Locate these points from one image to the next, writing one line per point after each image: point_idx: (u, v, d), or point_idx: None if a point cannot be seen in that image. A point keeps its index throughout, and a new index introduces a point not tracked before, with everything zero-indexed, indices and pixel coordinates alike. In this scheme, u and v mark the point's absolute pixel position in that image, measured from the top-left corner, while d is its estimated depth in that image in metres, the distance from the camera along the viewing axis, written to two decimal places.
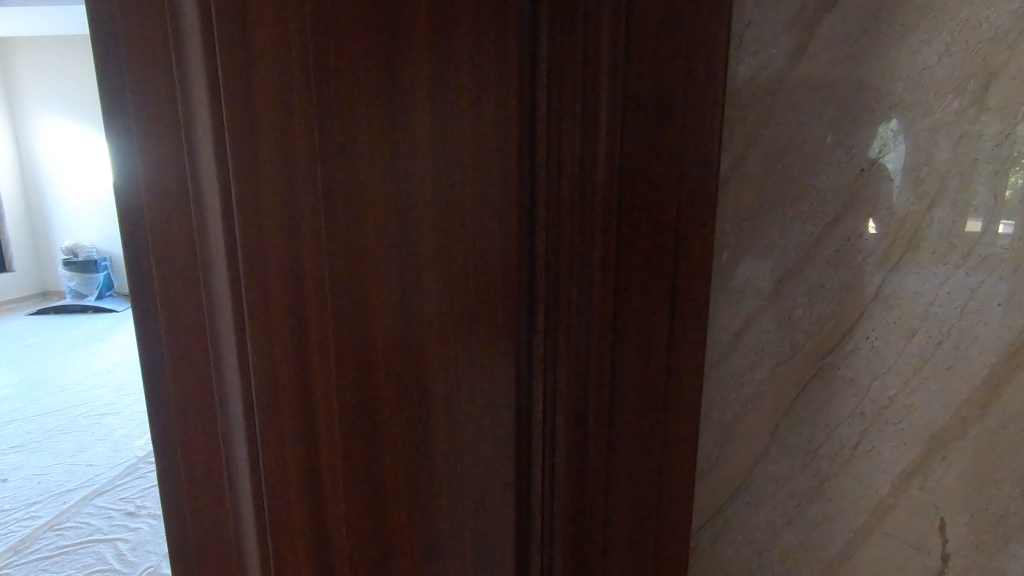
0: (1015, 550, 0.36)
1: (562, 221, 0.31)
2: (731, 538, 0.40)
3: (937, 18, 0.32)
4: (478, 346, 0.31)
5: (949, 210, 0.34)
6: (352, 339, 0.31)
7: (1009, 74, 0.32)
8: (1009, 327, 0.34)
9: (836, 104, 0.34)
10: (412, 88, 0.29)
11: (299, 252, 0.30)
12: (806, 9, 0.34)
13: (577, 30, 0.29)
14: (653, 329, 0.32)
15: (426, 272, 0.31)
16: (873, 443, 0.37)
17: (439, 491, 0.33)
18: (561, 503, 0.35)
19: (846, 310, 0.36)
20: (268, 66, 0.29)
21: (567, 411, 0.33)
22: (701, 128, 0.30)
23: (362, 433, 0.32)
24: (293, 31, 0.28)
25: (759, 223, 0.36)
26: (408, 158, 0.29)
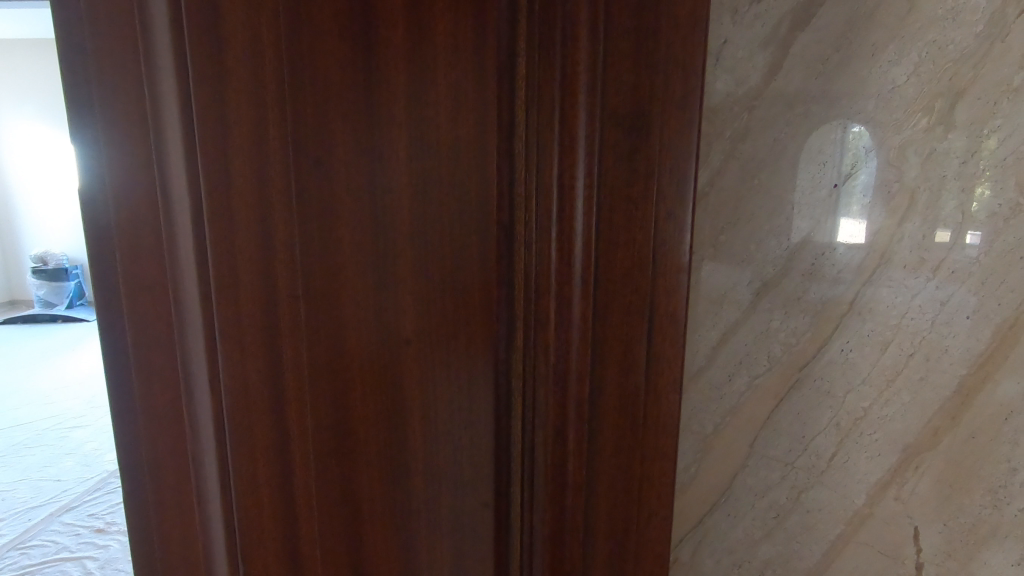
0: (987, 559, 0.37)
1: (542, 236, 0.31)
2: (710, 550, 0.41)
3: (905, 39, 0.33)
4: (455, 365, 0.32)
5: (919, 225, 0.34)
6: (327, 356, 0.31)
7: (975, 93, 0.33)
8: (979, 338, 0.35)
9: (810, 120, 0.35)
10: (389, 104, 0.29)
11: (273, 268, 0.30)
12: (780, 28, 0.34)
13: (556, 46, 0.29)
14: (632, 345, 0.32)
15: (402, 289, 0.31)
16: (849, 454, 0.37)
17: (415, 509, 0.33)
18: (541, 522, 0.34)
19: (821, 323, 0.36)
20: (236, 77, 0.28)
21: (546, 429, 0.33)
22: (680, 143, 0.30)
23: (338, 451, 0.32)
24: (265, 42, 0.28)
25: (735, 237, 0.37)
26: (386, 175, 0.30)
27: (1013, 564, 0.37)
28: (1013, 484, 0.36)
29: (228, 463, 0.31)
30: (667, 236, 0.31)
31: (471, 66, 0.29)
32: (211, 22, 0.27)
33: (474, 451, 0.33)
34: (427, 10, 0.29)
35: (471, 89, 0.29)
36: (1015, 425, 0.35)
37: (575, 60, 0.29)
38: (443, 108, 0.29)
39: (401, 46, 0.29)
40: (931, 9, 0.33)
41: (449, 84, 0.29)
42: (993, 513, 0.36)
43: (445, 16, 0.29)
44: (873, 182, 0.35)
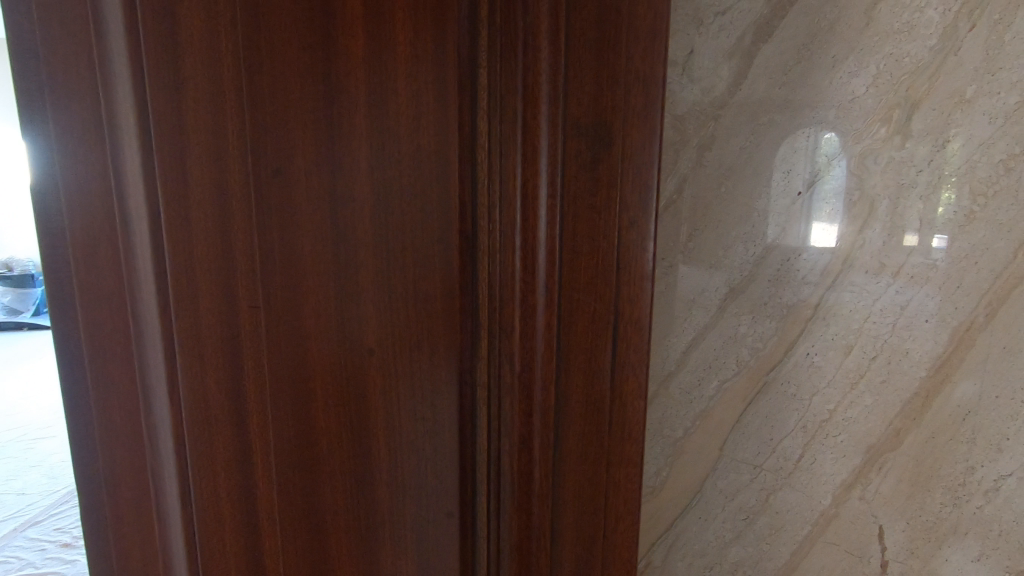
0: (948, 555, 0.38)
1: (506, 246, 0.31)
2: (682, 553, 0.41)
3: (864, 51, 0.34)
4: (419, 375, 0.32)
5: (880, 231, 0.36)
6: (291, 366, 0.31)
7: (930, 104, 0.34)
8: (937, 341, 0.36)
9: (774, 129, 0.35)
10: (351, 113, 0.29)
11: (234, 278, 0.29)
12: (744, 39, 0.35)
13: (518, 57, 0.30)
14: (597, 352, 0.32)
15: (366, 299, 0.31)
16: (815, 455, 0.38)
17: (380, 521, 0.33)
18: (508, 530, 0.34)
19: (787, 327, 0.37)
20: (196, 84, 0.27)
21: (512, 436, 0.33)
22: (642, 154, 0.30)
23: (305, 461, 0.32)
24: (224, 47, 0.27)
25: (704, 243, 0.37)
26: (349, 183, 0.30)
27: (972, 560, 0.38)
28: (971, 481, 0.37)
29: (190, 474, 0.30)
30: (631, 245, 0.31)
31: (431, 77, 0.29)
32: (167, 31, 0.27)
33: (439, 461, 0.33)
34: (390, 20, 0.29)
35: (433, 98, 0.29)
36: (972, 424, 0.37)
37: (536, 71, 0.30)
38: (405, 118, 0.29)
39: (362, 55, 0.29)
40: (887, 22, 0.34)
41: (410, 95, 0.29)
42: (953, 509, 0.38)
43: (407, 25, 0.29)
44: (842, 189, 0.36)
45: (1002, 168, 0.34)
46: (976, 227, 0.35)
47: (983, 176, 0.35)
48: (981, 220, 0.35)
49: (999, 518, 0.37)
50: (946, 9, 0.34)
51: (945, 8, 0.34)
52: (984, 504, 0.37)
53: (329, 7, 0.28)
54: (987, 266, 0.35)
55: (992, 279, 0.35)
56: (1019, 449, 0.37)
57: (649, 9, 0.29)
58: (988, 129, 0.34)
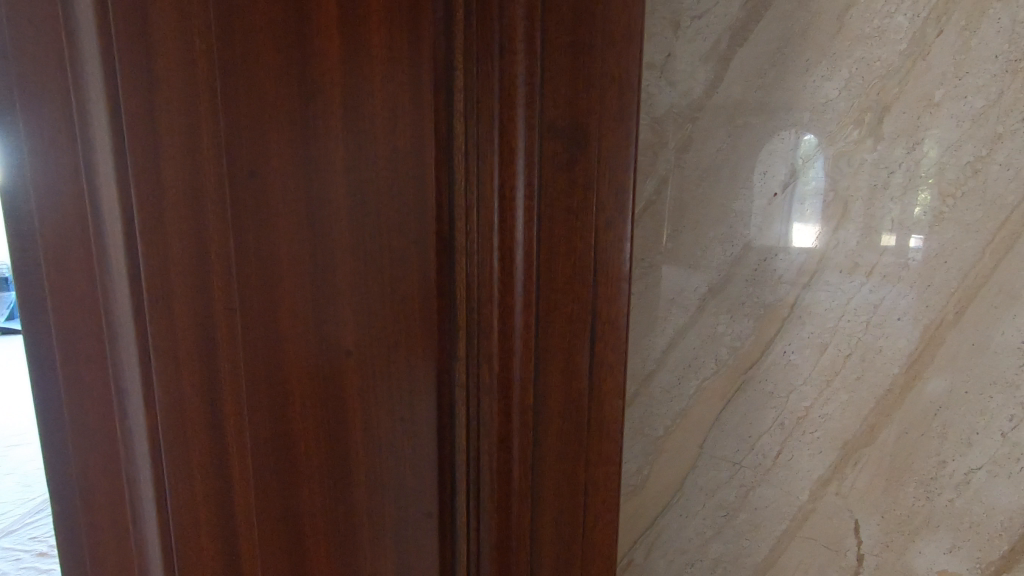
0: (920, 548, 0.39)
1: (483, 247, 0.31)
2: (662, 551, 0.41)
3: (836, 55, 0.35)
4: (397, 376, 0.31)
5: (854, 232, 0.36)
6: (268, 368, 0.30)
7: (900, 108, 0.35)
8: (908, 339, 0.37)
9: (749, 131, 0.36)
10: (326, 115, 0.29)
11: (208, 279, 0.29)
12: (720, 43, 0.36)
13: (494, 59, 0.30)
14: (576, 352, 0.33)
15: (342, 301, 0.31)
16: (792, 451, 0.39)
17: (358, 523, 0.33)
18: (487, 530, 0.34)
19: (765, 325, 0.38)
20: (172, 89, 0.28)
21: (492, 437, 0.33)
22: (617, 157, 0.31)
23: (282, 465, 0.31)
24: (197, 50, 0.27)
25: (682, 243, 0.38)
26: (326, 185, 0.29)
27: (944, 552, 0.39)
28: (942, 475, 0.38)
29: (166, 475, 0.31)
30: (608, 245, 0.32)
31: (405, 79, 0.29)
32: (139, 34, 0.27)
33: (418, 463, 0.33)
34: (364, 21, 0.29)
35: (408, 98, 0.29)
36: (943, 420, 0.38)
37: (513, 73, 0.30)
38: (379, 119, 0.29)
39: (336, 57, 0.29)
40: (858, 27, 0.35)
41: (385, 96, 0.29)
42: (926, 502, 0.39)
43: (381, 26, 0.29)
44: (822, 189, 0.36)
45: (970, 169, 0.35)
46: (945, 227, 0.36)
47: (951, 178, 0.35)
48: (950, 220, 0.36)
49: (971, 511, 0.38)
50: (914, 15, 0.35)
51: (914, 14, 0.35)
52: (955, 497, 0.38)
53: (303, 8, 0.28)
54: (956, 266, 0.36)
55: (960, 278, 0.36)
56: (990, 443, 0.37)
57: (623, 12, 0.30)
58: (955, 131, 0.35)
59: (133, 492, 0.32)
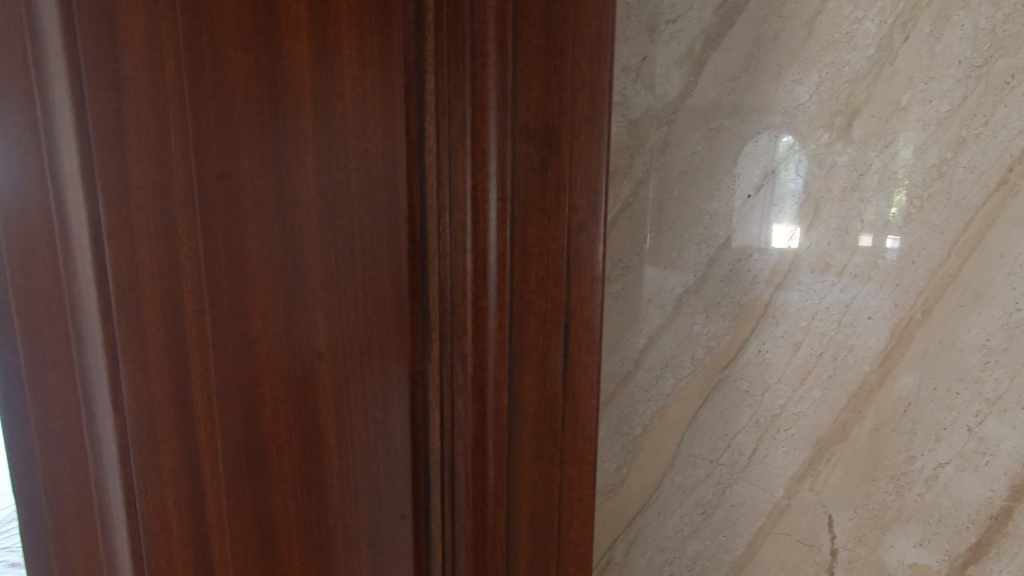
0: (892, 541, 0.39)
1: (456, 249, 0.32)
2: (642, 548, 0.42)
3: (807, 59, 0.36)
4: (370, 378, 0.32)
5: (826, 231, 0.37)
6: (239, 370, 0.30)
7: (869, 111, 0.35)
8: (879, 337, 0.37)
9: (723, 134, 0.37)
10: (295, 117, 0.29)
11: (179, 281, 0.29)
12: (694, 47, 0.37)
13: (466, 62, 0.30)
14: (549, 352, 0.33)
15: (314, 303, 0.30)
16: (768, 449, 0.39)
17: (332, 526, 0.33)
18: (464, 531, 0.34)
19: (740, 325, 0.38)
20: (140, 88, 0.27)
21: (466, 438, 0.33)
22: (590, 159, 0.31)
23: (253, 470, 0.31)
24: (167, 51, 0.27)
25: (659, 244, 0.38)
26: (295, 188, 0.29)
27: (915, 545, 0.38)
28: (911, 470, 0.38)
29: (137, 484, 0.30)
30: (580, 246, 0.32)
31: (377, 82, 0.29)
32: (107, 35, 0.27)
33: (390, 465, 0.33)
34: (334, 24, 0.29)
35: (382, 103, 0.30)
36: (913, 416, 0.37)
37: (485, 75, 0.30)
38: (351, 122, 0.29)
39: (306, 59, 0.29)
40: (828, 32, 0.35)
41: (356, 99, 0.29)
42: (898, 498, 0.38)
43: (352, 30, 0.29)
44: (801, 193, 0.37)
45: (935, 172, 0.35)
46: (912, 227, 0.36)
47: (915, 180, 0.35)
48: (917, 220, 0.36)
49: (940, 504, 0.38)
50: (881, 21, 0.35)
51: (881, 20, 0.35)
52: (925, 492, 0.38)
53: (273, 9, 0.28)
54: (923, 264, 0.36)
55: (928, 277, 0.36)
56: (957, 438, 0.37)
57: (594, 17, 0.30)
58: (921, 135, 0.35)
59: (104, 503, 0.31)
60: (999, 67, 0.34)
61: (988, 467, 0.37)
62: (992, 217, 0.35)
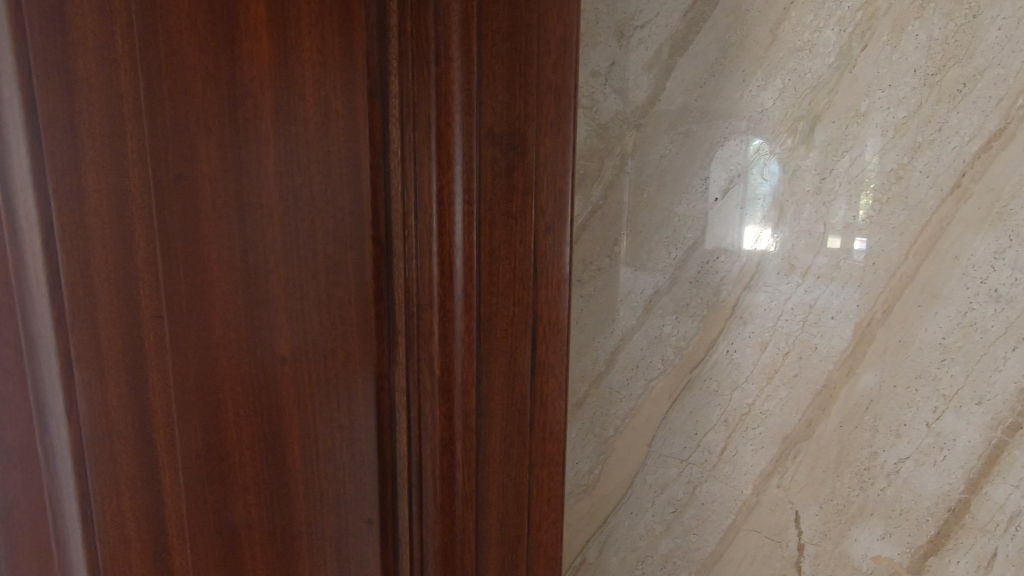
0: (857, 535, 0.40)
1: (422, 253, 0.32)
2: (615, 548, 0.43)
3: (771, 66, 0.36)
4: (334, 381, 0.32)
5: (790, 233, 0.38)
6: (199, 376, 0.29)
7: (830, 117, 0.36)
8: (842, 337, 0.38)
9: (691, 138, 0.38)
10: (256, 119, 0.29)
11: (136, 286, 0.28)
12: (662, 52, 0.37)
13: (430, 66, 0.30)
14: (518, 354, 0.33)
15: (276, 306, 0.30)
16: (736, 447, 0.40)
17: (298, 533, 0.32)
18: (432, 535, 0.34)
19: (709, 325, 0.39)
20: (94, 83, 0.26)
21: (434, 442, 0.33)
22: (555, 163, 0.32)
23: (214, 479, 0.31)
24: (121, 46, 0.26)
25: (630, 246, 0.39)
26: (255, 191, 0.29)
27: (878, 539, 0.39)
28: (874, 466, 0.39)
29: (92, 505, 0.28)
30: (547, 249, 0.32)
31: (338, 84, 0.30)
32: (56, 31, 0.25)
33: (356, 469, 0.33)
34: (294, 26, 0.29)
35: (342, 105, 0.30)
36: (875, 413, 0.38)
37: (449, 78, 0.30)
38: (312, 124, 0.29)
39: (265, 62, 0.28)
40: (790, 40, 0.36)
41: (317, 102, 0.29)
42: (863, 493, 0.39)
43: (313, 30, 0.29)
44: (771, 195, 0.37)
45: (893, 176, 0.36)
46: (872, 229, 0.37)
47: (873, 185, 0.36)
48: (877, 223, 0.37)
49: (900, 498, 0.39)
50: (841, 29, 0.36)
51: (841, 29, 0.36)
52: (886, 486, 0.39)
53: (230, 10, 0.28)
54: (883, 266, 0.37)
55: (887, 278, 0.37)
56: (916, 434, 0.38)
57: (558, 21, 0.30)
58: (880, 140, 0.36)
59: (54, 535, 0.29)
60: (952, 75, 0.35)
61: (946, 461, 0.38)
62: (946, 220, 0.36)
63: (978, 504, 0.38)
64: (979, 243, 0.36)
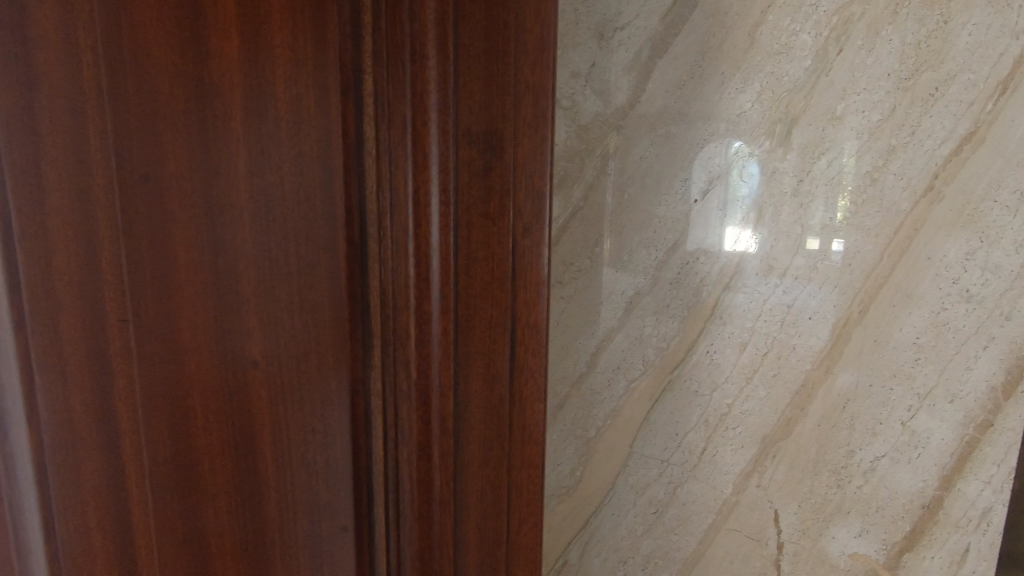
0: (834, 533, 0.40)
1: (398, 255, 0.32)
2: (597, 549, 0.42)
3: (749, 69, 0.37)
4: (308, 386, 0.31)
5: (768, 234, 0.38)
6: (167, 383, 0.28)
7: (807, 120, 0.37)
8: (819, 337, 0.38)
9: (670, 140, 0.38)
10: (226, 117, 0.28)
11: (101, 292, 0.25)
12: (641, 54, 0.37)
13: (405, 64, 0.30)
14: (496, 356, 0.33)
15: (248, 309, 0.29)
16: (716, 448, 0.40)
17: (270, 541, 0.32)
18: (409, 541, 0.34)
19: (689, 326, 0.39)
20: (56, 62, 0.23)
21: (411, 445, 0.33)
22: (533, 164, 0.32)
23: (182, 490, 0.29)
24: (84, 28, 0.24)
25: (611, 247, 0.39)
26: (225, 192, 0.28)
27: (855, 536, 0.40)
28: (851, 464, 0.39)
29: (59, 540, 0.25)
30: (525, 251, 0.32)
31: (310, 83, 0.29)
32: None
33: (331, 474, 0.33)
34: (265, 22, 0.28)
35: (314, 104, 0.30)
36: (852, 412, 0.39)
37: (425, 78, 0.30)
38: (284, 124, 0.29)
39: (235, 59, 0.28)
40: (767, 44, 0.36)
41: (289, 101, 0.29)
42: (841, 491, 0.40)
43: (284, 27, 0.28)
44: (750, 197, 0.38)
45: (867, 179, 0.37)
46: (848, 231, 0.37)
47: (850, 188, 0.37)
48: (853, 225, 0.37)
49: (876, 495, 0.39)
50: (817, 33, 0.36)
51: (817, 33, 0.36)
52: (863, 484, 0.39)
53: (198, 3, 0.26)
54: (860, 267, 0.37)
55: (863, 278, 0.37)
56: (892, 432, 0.38)
57: (535, 22, 0.30)
58: (856, 143, 0.36)
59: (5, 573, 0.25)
60: (924, 80, 0.35)
61: (920, 459, 0.38)
62: (919, 221, 0.37)
63: (950, 500, 0.39)
64: (951, 244, 0.36)
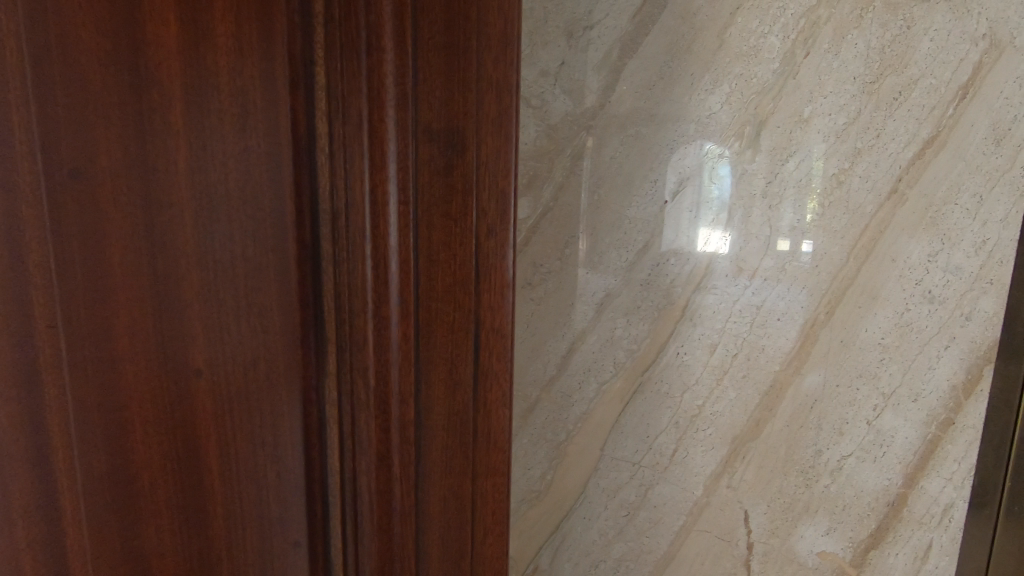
0: (802, 532, 0.40)
1: (354, 258, 0.30)
2: (567, 555, 0.41)
3: (719, 70, 0.36)
4: (257, 395, 0.30)
5: (737, 235, 0.38)
6: (102, 395, 0.26)
7: (775, 122, 0.36)
8: (788, 337, 0.38)
9: (640, 140, 0.37)
10: (165, 109, 0.26)
11: (27, 296, 0.24)
12: (612, 53, 0.36)
13: (360, 57, 0.29)
14: (459, 362, 0.32)
15: (191, 314, 0.28)
16: (687, 449, 0.40)
17: (218, 559, 0.30)
18: (368, 555, 0.33)
19: (659, 327, 0.39)
20: None
21: (370, 453, 0.32)
22: (496, 162, 0.30)
23: (121, 510, 0.27)
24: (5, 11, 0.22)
25: (581, 248, 0.38)
26: (163, 189, 0.26)
27: (822, 534, 0.40)
28: (819, 463, 0.39)
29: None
30: (489, 253, 0.31)
31: (257, 75, 0.28)
32: None
33: (284, 485, 0.31)
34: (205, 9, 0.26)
35: (263, 100, 0.28)
36: (819, 412, 0.39)
37: (382, 73, 0.29)
38: (228, 118, 0.27)
39: (174, 46, 0.26)
40: (735, 45, 0.36)
41: (233, 93, 0.27)
42: (809, 491, 0.40)
43: (228, 17, 0.27)
44: (722, 198, 0.37)
45: (834, 181, 0.37)
46: (813, 233, 0.37)
47: (818, 190, 0.37)
48: (819, 227, 0.37)
49: (843, 494, 0.39)
50: (785, 36, 0.36)
51: (785, 35, 0.36)
52: (830, 484, 0.39)
53: None
54: (827, 268, 0.37)
55: (831, 279, 0.37)
56: (858, 432, 0.39)
57: (498, 17, 0.29)
58: (822, 146, 0.36)
59: None
60: (888, 84, 0.36)
61: (885, 457, 0.39)
62: (884, 224, 0.37)
63: (913, 498, 0.39)
64: (914, 246, 0.37)
